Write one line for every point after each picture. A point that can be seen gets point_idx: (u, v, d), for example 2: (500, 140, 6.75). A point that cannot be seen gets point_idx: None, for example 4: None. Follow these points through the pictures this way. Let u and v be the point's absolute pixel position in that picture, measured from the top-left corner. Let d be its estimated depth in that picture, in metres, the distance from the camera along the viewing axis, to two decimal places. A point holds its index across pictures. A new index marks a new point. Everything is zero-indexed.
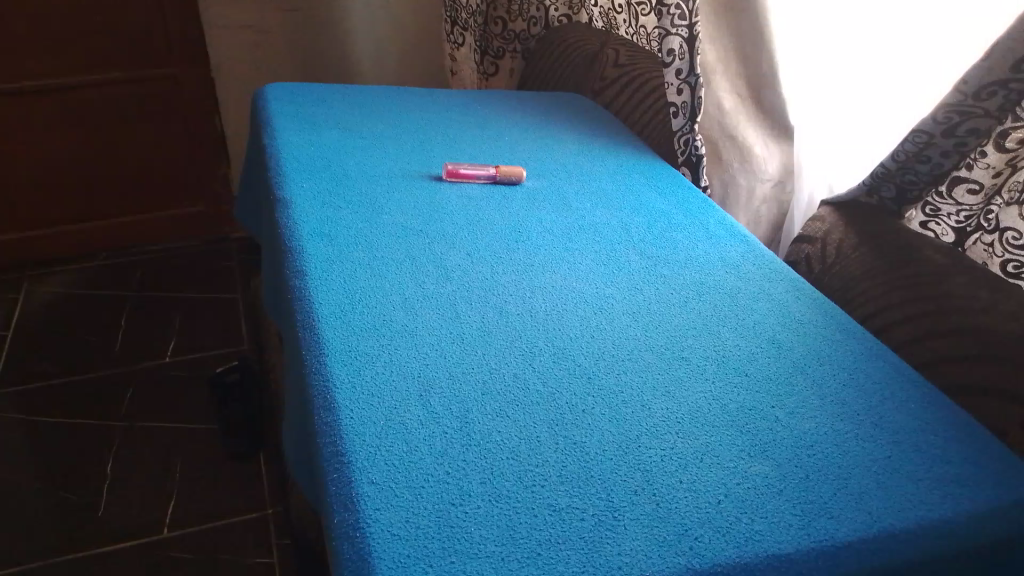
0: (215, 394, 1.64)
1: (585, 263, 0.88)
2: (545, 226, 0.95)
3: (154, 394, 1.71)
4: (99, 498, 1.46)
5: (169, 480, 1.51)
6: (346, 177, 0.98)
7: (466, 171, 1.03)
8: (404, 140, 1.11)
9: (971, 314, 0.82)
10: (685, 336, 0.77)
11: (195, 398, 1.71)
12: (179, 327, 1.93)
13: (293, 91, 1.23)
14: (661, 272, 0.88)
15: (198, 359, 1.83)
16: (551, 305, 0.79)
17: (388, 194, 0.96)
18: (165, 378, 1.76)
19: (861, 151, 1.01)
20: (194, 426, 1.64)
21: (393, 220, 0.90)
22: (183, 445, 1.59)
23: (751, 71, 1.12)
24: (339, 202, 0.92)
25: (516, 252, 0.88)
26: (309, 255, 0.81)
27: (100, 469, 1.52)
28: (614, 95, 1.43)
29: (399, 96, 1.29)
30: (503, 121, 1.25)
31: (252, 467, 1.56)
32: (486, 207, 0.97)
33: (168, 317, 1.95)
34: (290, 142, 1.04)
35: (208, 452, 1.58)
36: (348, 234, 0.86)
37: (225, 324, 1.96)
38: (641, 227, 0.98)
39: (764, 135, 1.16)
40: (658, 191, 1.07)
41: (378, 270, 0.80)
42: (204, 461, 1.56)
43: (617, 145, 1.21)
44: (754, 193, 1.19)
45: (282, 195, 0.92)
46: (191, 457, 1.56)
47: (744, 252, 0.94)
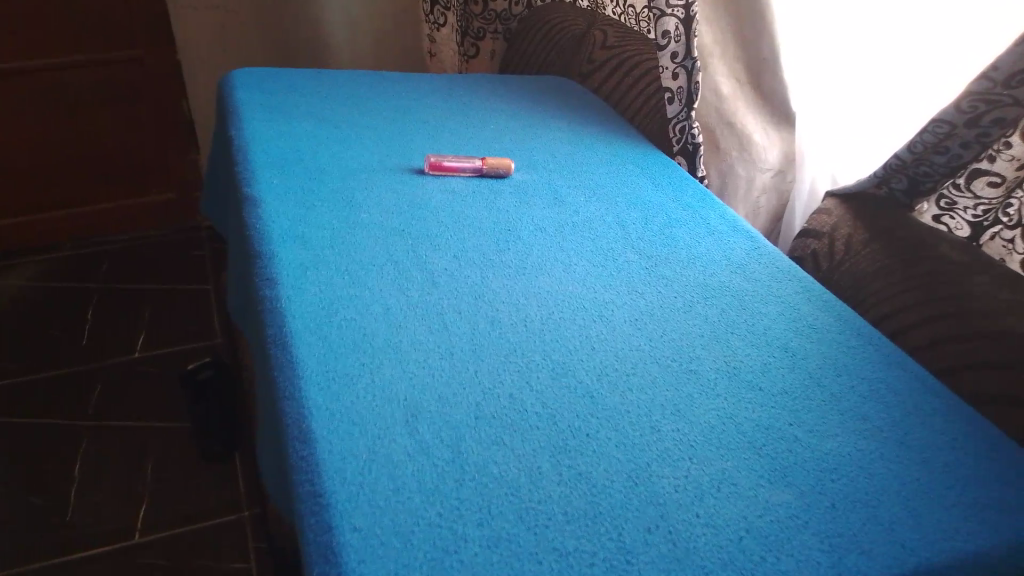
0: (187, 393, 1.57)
1: (582, 264, 0.82)
2: (536, 223, 0.88)
3: (123, 393, 1.63)
4: (67, 504, 1.38)
5: (141, 483, 1.43)
6: (320, 173, 0.90)
7: (450, 164, 0.95)
8: (383, 129, 1.04)
9: (989, 316, 0.76)
10: (693, 346, 0.71)
11: (167, 397, 1.64)
12: (149, 321, 1.84)
13: (262, 78, 1.15)
14: (662, 274, 0.82)
15: (169, 356, 1.75)
16: (547, 314, 0.72)
17: (366, 191, 0.88)
18: (135, 376, 1.68)
19: (870, 140, 0.95)
20: (166, 427, 1.56)
21: (372, 219, 0.83)
22: (155, 446, 1.51)
23: (749, 55, 1.08)
24: (313, 201, 0.84)
25: (508, 254, 0.81)
26: (281, 261, 0.73)
27: (68, 473, 1.44)
28: (603, 79, 1.37)
29: (376, 82, 1.21)
30: (487, 108, 1.17)
31: (228, 469, 1.49)
32: (473, 204, 0.90)
33: (138, 310, 1.87)
34: (257, 134, 0.96)
35: (180, 454, 1.50)
36: (325, 237, 0.78)
37: (197, 318, 1.88)
38: (639, 224, 0.91)
39: (764, 122, 1.12)
40: (655, 183, 1.01)
41: (358, 277, 0.73)
42: (177, 463, 1.48)
43: (610, 133, 1.15)
44: (754, 184, 1.14)
45: (250, 193, 0.84)
46: (165, 459, 1.49)
47: (750, 251, 0.89)
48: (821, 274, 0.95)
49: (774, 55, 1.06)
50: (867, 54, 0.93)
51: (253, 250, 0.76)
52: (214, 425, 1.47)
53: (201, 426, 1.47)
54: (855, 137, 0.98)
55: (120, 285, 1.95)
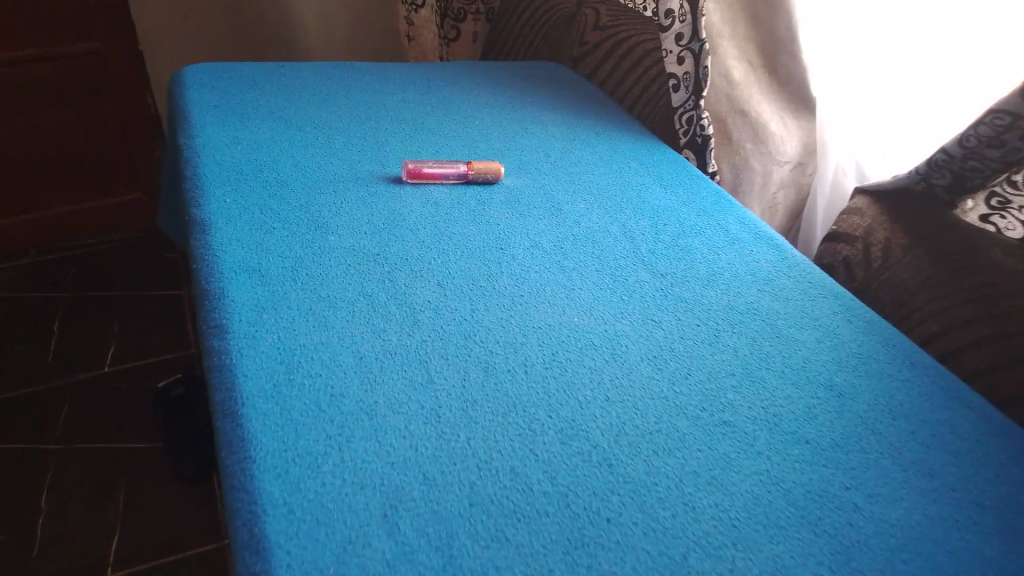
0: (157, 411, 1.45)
1: (588, 289, 0.70)
2: (532, 240, 0.77)
3: (91, 410, 1.49)
4: (33, 536, 1.24)
5: (113, 509, 1.30)
6: (281, 187, 0.78)
7: (431, 170, 0.84)
8: (354, 131, 0.92)
9: None
10: (723, 389, 0.60)
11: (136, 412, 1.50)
12: (119, 330, 1.71)
13: (219, 75, 1.02)
14: (680, 297, 0.71)
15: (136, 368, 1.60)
16: (551, 355, 0.61)
17: (336, 208, 0.77)
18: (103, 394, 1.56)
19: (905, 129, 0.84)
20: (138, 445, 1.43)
21: (342, 243, 0.72)
22: (127, 467, 1.38)
23: (762, 34, 0.99)
24: (272, 223, 0.72)
25: (501, 281, 0.70)
26: (233, 302, 0.62)
27: (33, 502, 1.30)
28: (598, 64, 1.25)
29: (347, 75, 1.09)
30: (471, 101, 1.06)
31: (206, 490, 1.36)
32: (459, 219, 0.79)
33: (106, 320, 1.73)
34: (210, 142, 0.84)
35: (155, 475, 1.37)
36: (286, 269, 0.67)
37: (169, 326, 1.74)
38: (649, 235, 0.80)
39: (781, 111, 1.01)
40: (663, 183, 0.90)
41: (326, 320, 0.62)
42: (151, 486, 1.35)
43: (609, 126, 1.03)
44: (771, 179, 1.02)
45: (199, 215, 0.72)
46: (140, 480, 1.35)
47: (776, 262, 0.78)
48: (857, 285, 0.84)
49: (792, 34, 0.97)
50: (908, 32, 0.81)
51: (201, 288, 0.64)
52: (189, 448, 1.35)
53: (175, 448, 1.35)
54: (888, 126, 0.87)
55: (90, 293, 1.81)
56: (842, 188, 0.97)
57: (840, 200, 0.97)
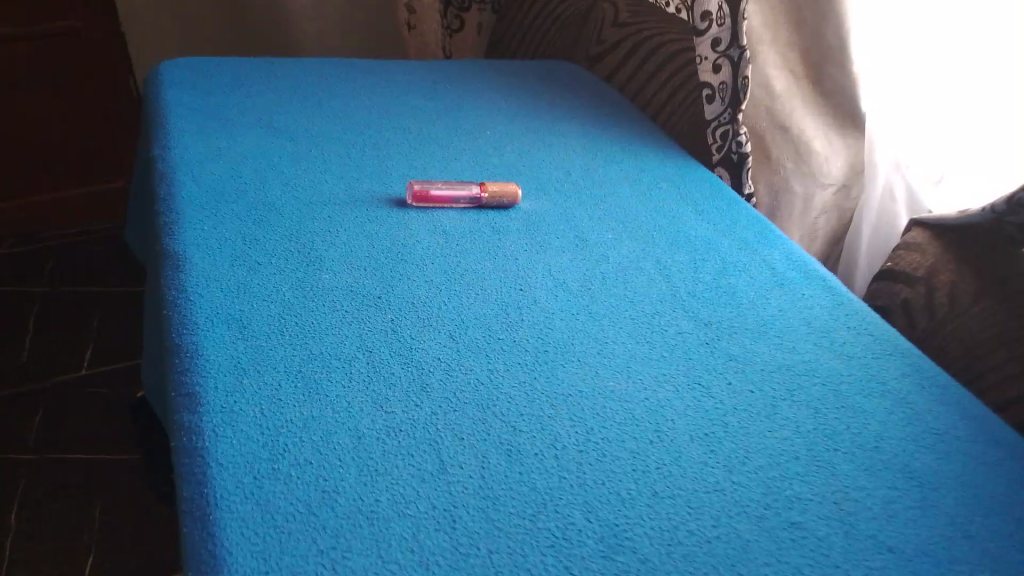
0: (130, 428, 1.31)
1: (623, 343, 0.61)
2: (556, 278, 0.67)
3: (65, 413, 1.34)
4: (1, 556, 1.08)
5: (87, 531, 1.14)
6: (268, 212, 0.68)
7: (439, 193, 0.74)
8: (353, 141, 0.82)
9: None
10: (787, 479, 0.51)
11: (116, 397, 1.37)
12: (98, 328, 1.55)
13: (201, 73, 0.91)
14: (728, 353, 0.62)
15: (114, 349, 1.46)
16: (585, 432, 0.52)
17: (332, 238, 0.67)
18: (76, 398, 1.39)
19: (997, 150, 0.75)
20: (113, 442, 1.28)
21: (337, 282, 0.62)
22: (99, 481, 1.22)
23: (809, 40, 0.89)
24: (257, 258, 0.62)
25: (522, 331, 0.60)
26: (209, 362, 0.52)
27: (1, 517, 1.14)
28: (617, 65, 1.15)
29: (345, 74, 0.99)
30: (482, 107, 0.96)
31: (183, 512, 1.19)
32: (472, 251, 0.69)
33: (86, 318, 1.57)
34: (188, 154, 0.74)
35: (133, 489, 1.21)
36: (272, 318, 0.57)
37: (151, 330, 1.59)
38: (687, 274, 0.70)
39: (824, 127, 0.92)
40: (698, 210, 0.80)
41: (318, 385, 0.52)
42: (128, 503, 1.19)
43: (635, 140, 0.94)
44: (812, 203, 0.93)
45: (172, 247, 0.62)
46: (117, 494, 1.20)
47: (831, 309, 0.69)
48: (916, 334, 0.74)
49: (842, 42, 0.88)
50: (993, 38, 0.73)
51: (170, 342, 0.54)
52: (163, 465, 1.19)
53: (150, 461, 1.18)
54: (966, 144, 0.78)
55: (68, 284, 1.66)
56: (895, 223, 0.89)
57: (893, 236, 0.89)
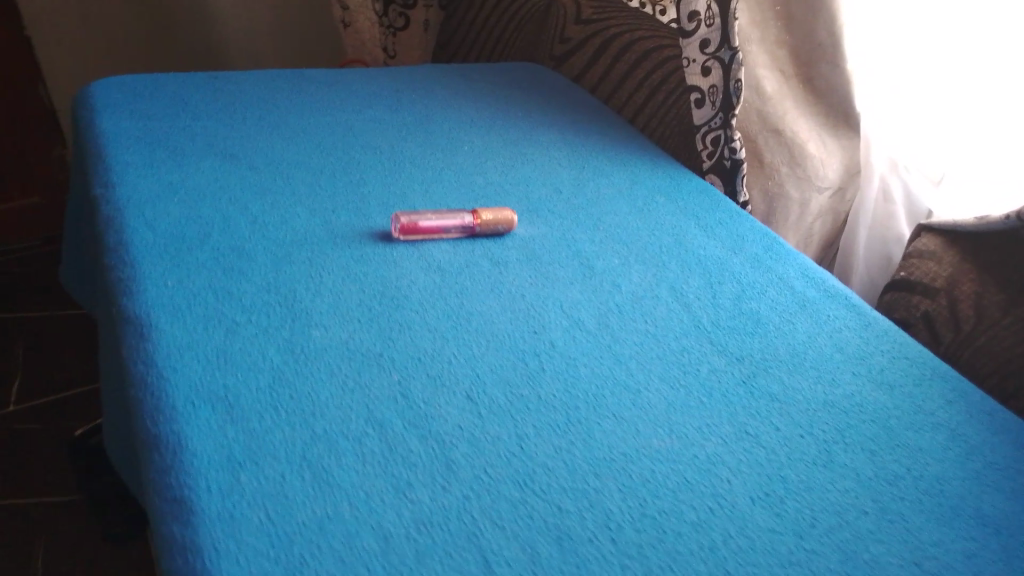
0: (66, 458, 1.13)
1: (656, 390, 0.55)
2: (569, 316, 0.60)
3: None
4: None
5: None
6: (238, 259, 0.60)
7: (430, 224, 0.66)
8: (322, 165, 0.74)
9: None
10: (862, 541, 0.46)
11: (59, 414, 1.22)
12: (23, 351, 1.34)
13: (139, 94, 0.81)
14: (769, 393, 0.57)
15: (43, 369, 1.31)
16: (639, 507, 0.46)
17: (316, 285, 0.59)
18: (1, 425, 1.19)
19: (1013, 154, 0.71)
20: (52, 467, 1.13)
21: (330, 340, 0.54)
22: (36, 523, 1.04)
23: (799, 39, 0.84)
24: (234, 317, 0.54)
25: (546, 384, 0.53)
26: (197, 456, 0.44)
27: None
28: (584, 64, 1.09)
29: (299, 87, 0.90)
30: (453, 118, 0.88)
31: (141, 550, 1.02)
32: (474, 290, 0.62)
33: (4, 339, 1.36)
34: (136, 194, 0.64)
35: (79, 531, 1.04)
36: (262, 392, 0.49)
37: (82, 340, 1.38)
38: (707, 301, 0.65)
39: (817, 129, 0.87)
40: (702, 225, 0.75)
41: (328, 475, 0.44)
42: (72, 545, 1.02)
43: (620, 148, 0.87)
44: (808, 208, 0.88)
45: (133, 311, 0.53)
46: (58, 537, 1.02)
47: (860, 331, 0.64)
48: (942, 350, 0.70)
49: (834, 40, 0.82)
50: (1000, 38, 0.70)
51: (144, 432, 0.46)
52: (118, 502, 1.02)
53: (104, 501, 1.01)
54: (967, 144, 0.75)
55: None
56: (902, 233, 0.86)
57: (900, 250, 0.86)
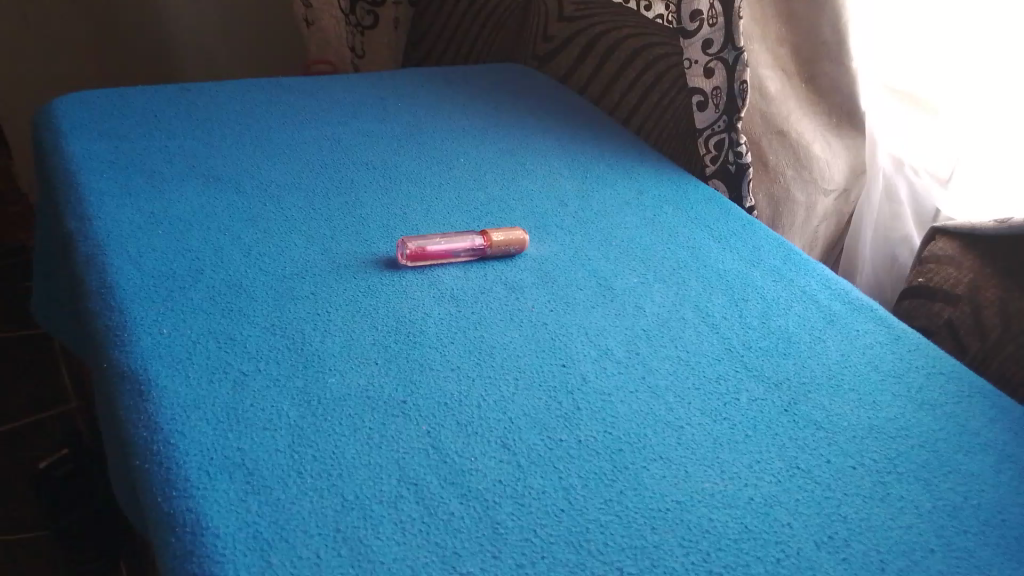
0: (30, 493, 1.05)
1: (699, 424, 0.52)
2: (597, 345, 0.57)
3: None
4: None
5: None
6: (236, 297, 0.55)
7: (438, 249, 0.62)
8: (314, 186, 0.69)
9: None
10: None
11: (20, 444, 1.14)
12: None
13: (107, 111, 0.75)
14: (812, 421, 0.54)
15: (2, 393, 1.22)
16: (703, 563, 0.42)
17: (324, 324, 0.54)
18: None
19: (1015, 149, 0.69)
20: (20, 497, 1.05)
21: (348, 387, 0.49)
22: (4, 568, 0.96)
23: (801, 35, 0.82)
24: (241, 367, 0.49)
25: (585, 425, 0.50)
26: (221, 537, 0.39)
27: None
28: (569, 63, 1.05)
29: (279, 97, 0.84)
30: (444, 127, 0.84)
31: None
32: (493, 320, 0.58)
33: None
34: (116, 227, 0.59)
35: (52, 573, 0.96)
36: (282, 455, 0.44)
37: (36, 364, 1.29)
38: (734, 320, 0.62)
39: (821, 129, 0.85)
40: (716, 236, 0.72)
41: (367, 549, 0.40)
42: None
43: (619, 154, 0.84)
44: (815, 211, 0.86)
45: (129, 367, 0.48)
46: None
47: (891, 346, 0.62)
48: (969, 359, 0.68)
49: (838, 37, 0.81)
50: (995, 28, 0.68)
51: (158, 511, 0.41)
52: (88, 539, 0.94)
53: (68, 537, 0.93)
54: (976, 144, 0.72)
55: None
56: (910, 236, 0.83)
57: (908, 254, 0.83)
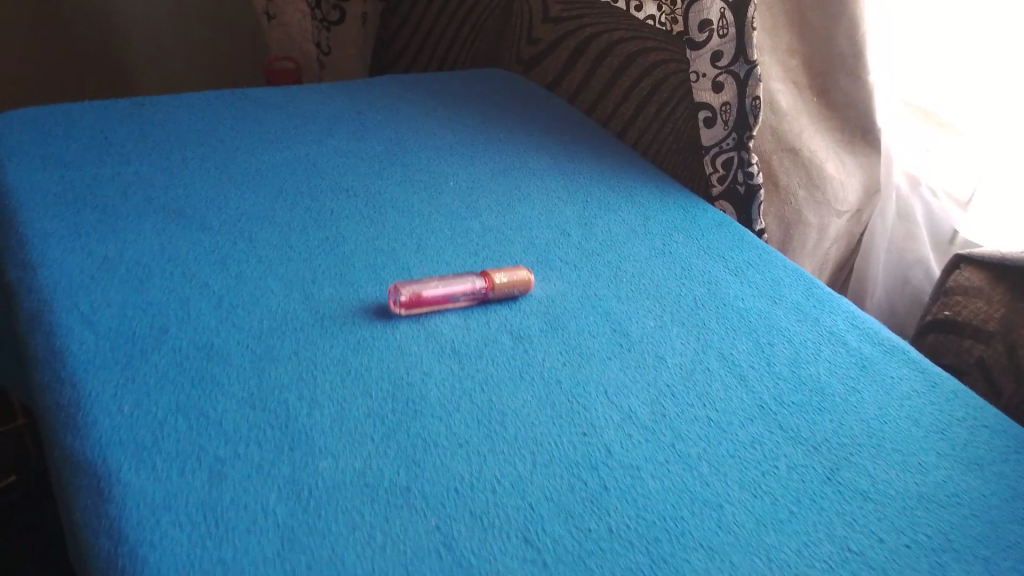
0: None
1: (740, 501, 0.46)
2: (619, 407, 0.51)
3: None
4: None
5: None
6: (208, 361, 0.48)
7: (434, 294, 0.55)
8: (290, 219, 0.62)
9: None
10: None
11: None
12: None
13: (51, 133, 0.67)
14: (858, 490, 0.49)
15: None
16: None
17: (310, 392, 0.47)
18: None
19: None
20: None
21: (344, 473, 0.43)
22: None
23: (813, 46, 0.77)
24: (217, 453, 0.42)
25: (615, 510, 0.44)
26: None
27: None
28: (558, 68, 0.99)
29: (246, 112, 0.76)
30: (430, 144, 0.77)
31: None
32: (502, 378, 0.51)
33: None
34: (66, 278, 0.51)
35: None
36: (270, 566, 0.37)
37: None
38: (762, 370, 0.56)
39: (834, 147, 0.80)
40: (733, 268, 0.66)
41: None
42: None
43: (620, 173, 0.78)
44: (827, 233, 0.82)
45: (87, 458, 0.41)
46: None
47: (929, 394, 0.57)
48: (1003, 403, 0.62)
49: (856, 50, 0.75)
50: None
51: None
52: None
53: None
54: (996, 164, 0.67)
55: None
56: (925, 258, 0.79)
57: (923, 276, 0.79)
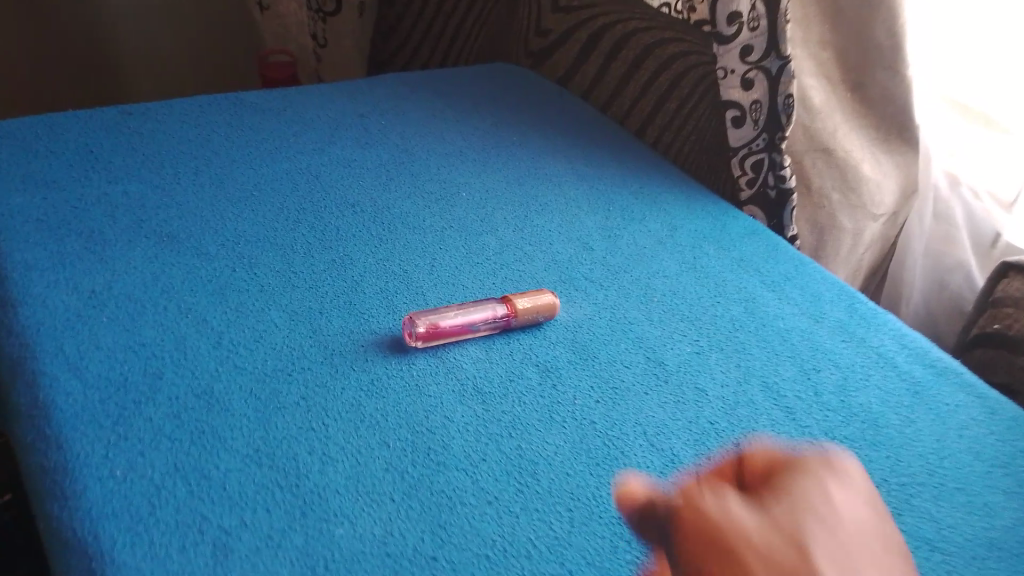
0: None
1: None
2: (659, 450, 0.46)
3: None
4: None
5: None
6: (209, 412, 0.43)
7: (454, 324, 0.51)
8: (293, 241, 0.57)
9: None
10: None
11: None
12: None
13: (32, 151, 0.62)
14: (920, 535, 0.43)
15: None
16: None
17: (322, 445, 0.42)
18: None
19: None
20: None
21: (363, 542, 0.38)
22: None
23: (847, 37, 0.71)
24: (221, 523, 0.38)
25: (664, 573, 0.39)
26: None
27: None
28: (570, 62, 0.93)
29: (241, 120, 0.71)
30: (439, 150, 0.72)
31: None
32: (531, 421, 0.47)
33: None
34: (50, 320, 0.47)
35: None
36: None
37: None
38: (810, 400, 0.52)
39: (870, 147, 0.75)
40: (769, 284, 0.62)
41: None
42: None
43: (642, 178, 0.73)
44: (861, 238, 0.77)
45: (77, 534, 0.36)
46: None
47: (989, 422, 0.53)
48: None
49: (894, 42, 0.69)
50: None
51: None
52: None
53: None
54: None
55: None
56: (965, 262, 0.74)
57: (962, 280, 0.74)
